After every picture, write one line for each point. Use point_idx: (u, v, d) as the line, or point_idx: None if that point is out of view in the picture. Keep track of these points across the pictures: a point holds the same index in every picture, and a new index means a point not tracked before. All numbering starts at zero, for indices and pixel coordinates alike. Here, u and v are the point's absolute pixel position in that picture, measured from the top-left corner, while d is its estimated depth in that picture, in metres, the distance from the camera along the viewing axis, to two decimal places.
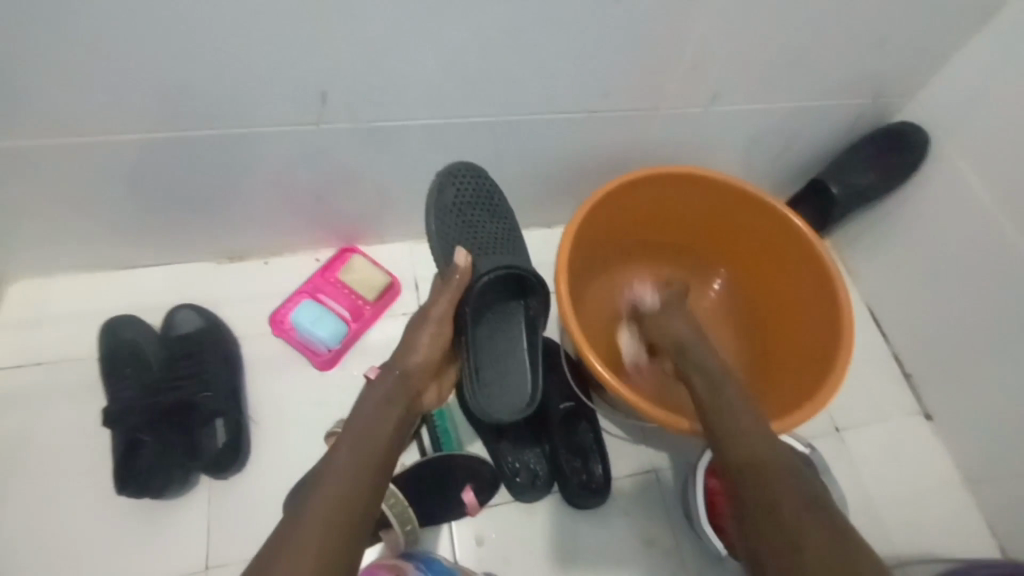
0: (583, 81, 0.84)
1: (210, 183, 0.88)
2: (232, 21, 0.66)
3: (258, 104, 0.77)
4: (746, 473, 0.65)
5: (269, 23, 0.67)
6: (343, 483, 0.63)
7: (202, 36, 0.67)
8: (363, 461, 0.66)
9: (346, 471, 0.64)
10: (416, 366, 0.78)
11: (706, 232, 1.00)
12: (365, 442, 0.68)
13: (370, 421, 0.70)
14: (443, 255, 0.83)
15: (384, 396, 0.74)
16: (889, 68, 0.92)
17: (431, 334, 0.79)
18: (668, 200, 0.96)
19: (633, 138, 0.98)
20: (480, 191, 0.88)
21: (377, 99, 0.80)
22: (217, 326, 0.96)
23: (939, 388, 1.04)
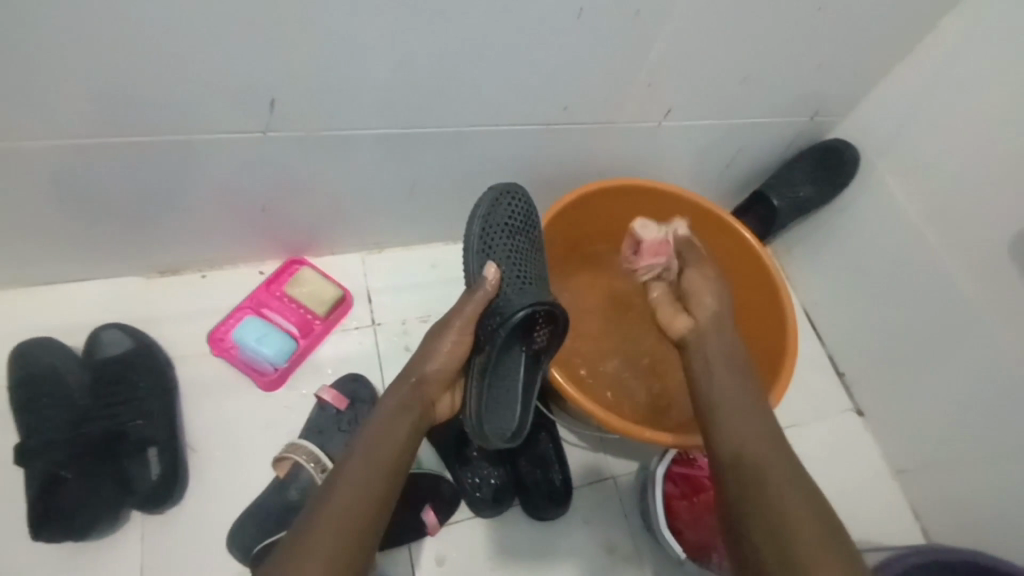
0: (542, 94, 0.84)
1: (139, 193, 0.81)
2: (170, 24, 0.61)
3: (200, 110, 0.71)
4: (771, 499, 0.61)
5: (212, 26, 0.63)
6: (356, 492, 0.61)
7: (135, 37, 0.61)
8: (375, 470, 0.64)
9: (361, 477, 0.63)
10: (431, 374, 0.73)
11: None
12: (378, 451, 0.65)
13: (384, 430, 0.67)
14: (474, 261, 0.77)
15: (401, 404, 0.70)
16: (825, 90, 0.98)
17: (453, 343, 0.74)
18: (624, 211, 0.98)
19: (589, 151, 0.99)
20: (528, 219, 0.83)
21: (333, 108, 0.77)
22: (150, 347, 0.89)
23: (870, 387, 1.11)
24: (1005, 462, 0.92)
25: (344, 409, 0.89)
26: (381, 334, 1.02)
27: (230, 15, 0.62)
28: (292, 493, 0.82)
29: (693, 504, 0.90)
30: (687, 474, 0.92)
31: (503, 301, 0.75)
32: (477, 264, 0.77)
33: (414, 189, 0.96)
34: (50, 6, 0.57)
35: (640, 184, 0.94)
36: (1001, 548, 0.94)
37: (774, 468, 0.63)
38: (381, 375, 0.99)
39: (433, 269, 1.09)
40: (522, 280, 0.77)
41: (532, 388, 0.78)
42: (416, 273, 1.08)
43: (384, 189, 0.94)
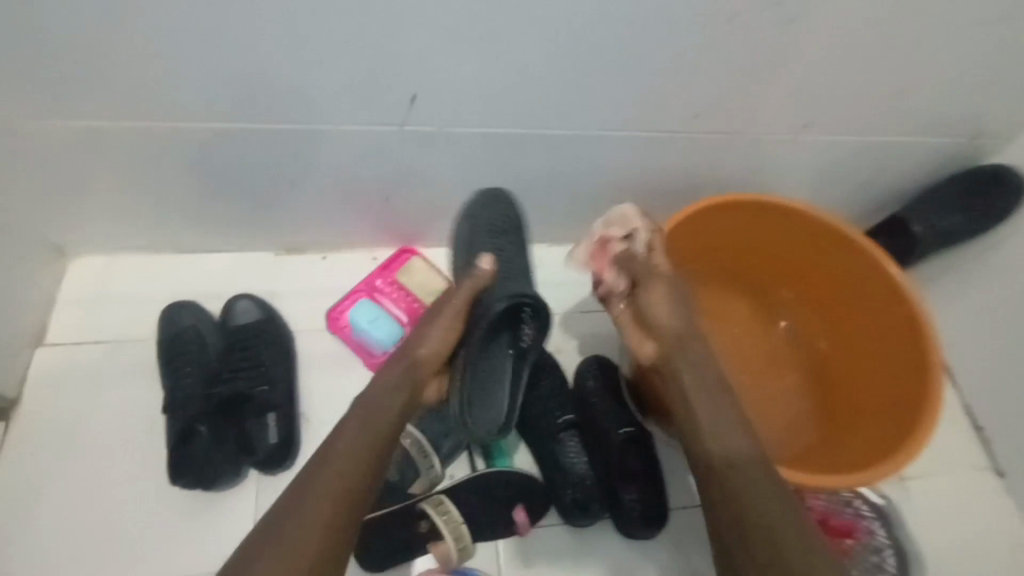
0: (675, 99, 0.82)
1: (281, 175, 0.87)
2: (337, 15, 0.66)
3: (348, 100, 0.76)
4: (750, 523, 0.65)
5: (373, 19, 0.66)
6: (345, 466, 0.66)
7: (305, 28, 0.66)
8: (361, 447, 0.68)
9: (350, 453, 0.67)
10: (423, 358, 0.75)
11: (782, 260, 0.98)
12: (374, 422, 0.70)
13: (376, 401, 0.72)
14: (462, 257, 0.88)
15: (390, 386, 0.73)
16: (992, 108, 0.88)
17: (441, 333, 0.77)
18: (753, 228, 0.94)
19: (713, 163, 0.95)
20: (516, 221, 0.89)
21: (466, 104, 0.78)
22: (275, 318, 0.95)
23: (1014, 446, 0.98)
24: None
25: None
26: None
27: (390, 8, 0.66)
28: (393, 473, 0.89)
29: None
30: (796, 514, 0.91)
31: (489, 297, 0.79)
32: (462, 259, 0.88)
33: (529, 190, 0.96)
34: None
35: (763, 203, 0.90)
36: None
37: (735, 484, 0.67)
38: None
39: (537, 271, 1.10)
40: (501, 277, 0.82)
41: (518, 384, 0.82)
42: None
43: (499, 188, 0.95)
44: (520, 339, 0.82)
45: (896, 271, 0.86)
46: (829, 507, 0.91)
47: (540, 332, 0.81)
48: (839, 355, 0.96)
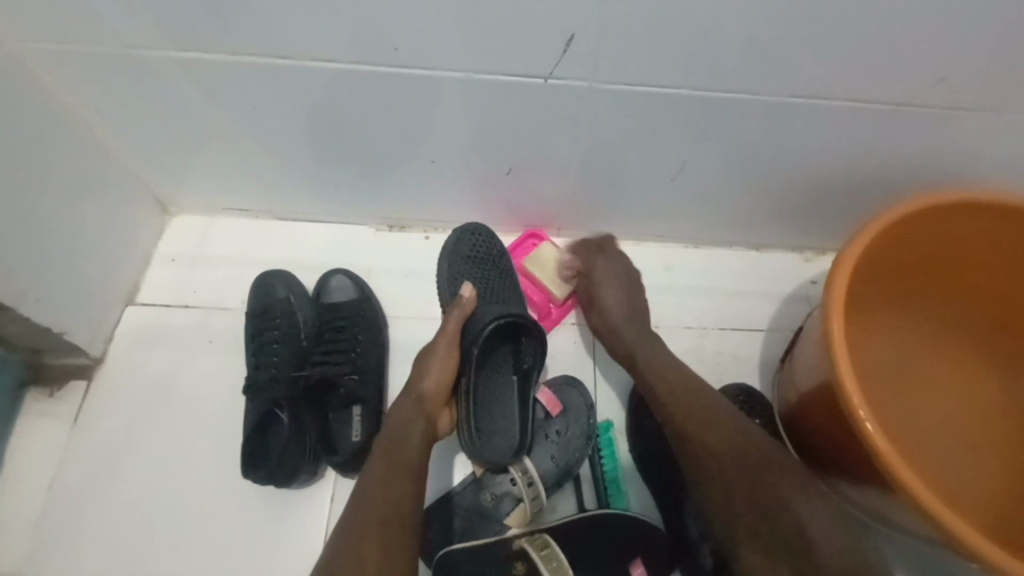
0: (911, 58, 0.61)
1: (394, 135, 0.75)
2: None
3: (494, 39, 0.61)
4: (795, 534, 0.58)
5: None
6: (394, 471, 0.62)
7: None
8: (398, 465, 0.62)
9: (389, 475, 0.61)
10: (430, 391, 0.70)
11: (999, 274, 0.71)
12: (396, 449, 0.64)
13: (395, 431, 0.66)
14: (446, 290, 0.81)
15: (400, 416, 0.68)
16: None
17: (440, 359, 0.72)
18: (991, 237, 0.68)
19: (930, 152, 0.73)
20: (493, 251, 0.84)
21: (637, 51, 0.62)
22: (371, 300, 0.84)
23: None
24: None
25: (553, 413, 0.78)
26: None
27: None
28: (486, 496, 0.75)
29: None
30: None
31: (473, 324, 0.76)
32: (449, 291, 0.81)
33: (680, 172, 0.79)
34: None
35: (1003, 204, 0.63)
36: None
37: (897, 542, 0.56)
38: (596, 384, 0.85)
39: (669, 272, 0.93)
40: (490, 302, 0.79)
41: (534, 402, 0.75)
42: (650, 275, 0.93)
43: (644, 168, 0.79)
44: (520, 360, 0.76)
45: None
46: None
47: (540, 353, 0.74)
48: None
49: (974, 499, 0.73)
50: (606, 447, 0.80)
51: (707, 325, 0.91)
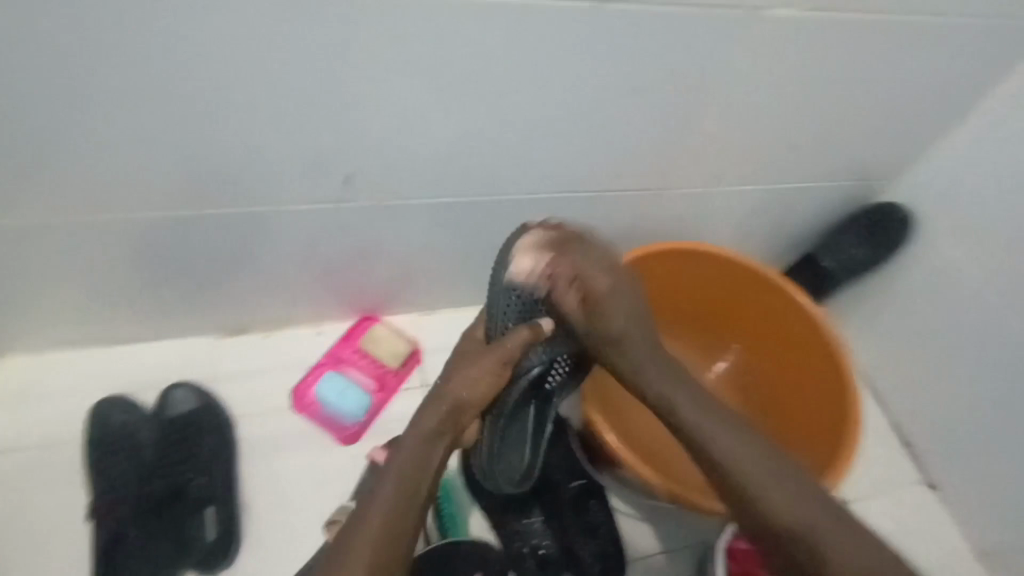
0: (597, 163, 0.86)
1: (214, 259, 0.87)
2: (255, 106, 0.69)
3: (282, 180, 0.78)
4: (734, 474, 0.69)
5: (292, 107, 0.70)
6: (398, 496, 0.67)
7: (227, 120, 0.69)
8: (412, 480, 0.69)
9: (395, 493, 0.67)
10: (467, 401, 0.72)
11: (708, 303, 1.03)
12: (411, 469, 0.69)
13: (417, 452, 0.70)
14: (498, 298, 0.74)
15: (424, 432, 0.71)
16: (877, 156, 0.96)
17: (479, 375, 0.72)
18: (690, 276, 1.00)
19: (642, 219, 0.99)
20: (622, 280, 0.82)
21: (404, 176, 0.81)
22: (212, 406, 0.92)
23: (941, 461, 1.04)
24: None
25: None
26: None
27: (307, 101, 0.69)
28: None
29: None
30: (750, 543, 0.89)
31: (538, 351, 0.77)
32: (504, 304, 0.74)
33: (470, 254, 0.98)
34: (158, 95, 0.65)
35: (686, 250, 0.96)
36: None
37: (824, 544, 0.64)
38: None
39: None
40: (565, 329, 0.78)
41: (537, 433, 0.84)
42: None
43: (440, 254, 0.96)
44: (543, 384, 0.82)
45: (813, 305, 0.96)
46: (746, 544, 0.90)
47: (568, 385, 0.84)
48: (774, 389, 1.02)
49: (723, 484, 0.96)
50: (442, 489, 0.95)
51: None
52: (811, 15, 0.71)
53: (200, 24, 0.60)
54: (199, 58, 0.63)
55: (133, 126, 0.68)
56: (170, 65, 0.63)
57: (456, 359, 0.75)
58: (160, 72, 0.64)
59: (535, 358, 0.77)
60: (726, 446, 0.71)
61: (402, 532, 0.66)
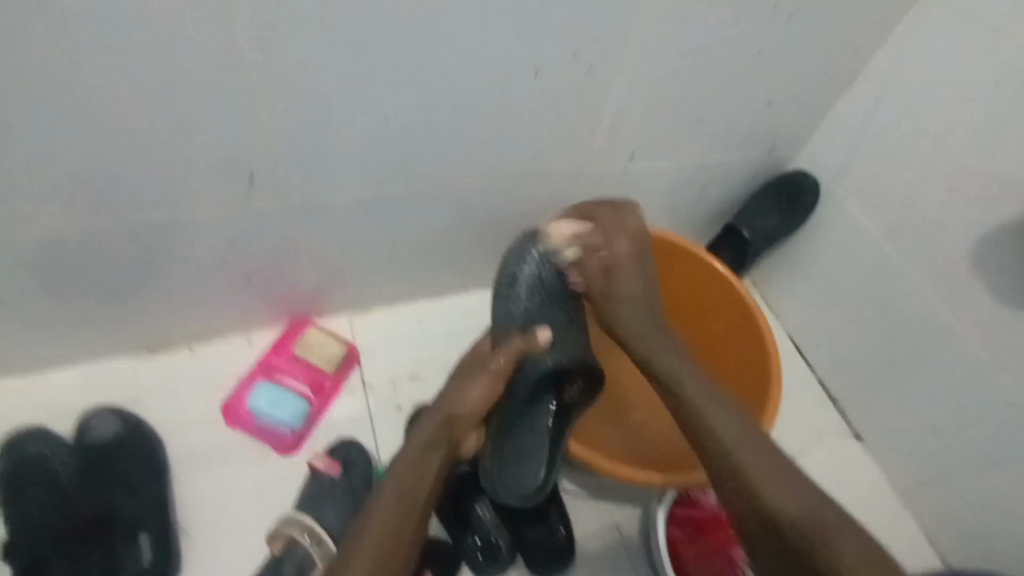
0: (507, 151, 0.87)
1: (122, 277, 0.84)
2: (134, 121, 0.66)
3: (181, 193, 0.75)
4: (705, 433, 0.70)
5: (174, 118, 0.67)
6: (400, 506, 0.67)
7: (107, 138, 0.66)
8: (411, 495, 0.68)
9: (393, 506, 0.66)
10: (464, 415, 0.75)
11: None
12: (411, 479, 0.69)
13: (415, 461, 0.71)
14: (501, 308, 0.81)
15: (426, 440, 0.72)
16: (780, 124, 1.00)
17: (484, 387, 0.75)
18: None
19: (563, 202, 1.01)
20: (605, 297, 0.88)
21: (307, 177, 0.80)
22: (138, 427, 0.90)
23: (862, 410, 1.10)
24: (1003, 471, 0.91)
25: (338, 476, 0.91)
26: (374, 397, 1.02)
27: (189, 110, 0.67)
28: (287, 568, 0.82)
29: (697, 549, 0.93)
30: (689, 514, 0.95)
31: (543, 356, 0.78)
32: (505, 312, 0.81)
33: (395, 250, 0.98)
34: (21, 116, 0.62)
35: None
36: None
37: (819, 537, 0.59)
38: (374, 438, 0.99)
39: (421, 324, 1.10)
40: (563, 341, 0.81)
41: (552, 449, 0.84)
42: (403, 330, 1.09)
43: (364, 251, 0.96)
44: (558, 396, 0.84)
45: (737, 280, 0.98)
46: (687, 511, 0.95)
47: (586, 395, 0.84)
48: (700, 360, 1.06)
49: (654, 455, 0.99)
50: None
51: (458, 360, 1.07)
52: None
53: (37, 44, 0.56)
54: (53, 72, 0.60)
55: (2, 150, 0.64)
56: (25, 82, 0.60)
57: (458, 372, 0.78)
58: (6, 97, 0.60)
59: (545, 361, 0.78)
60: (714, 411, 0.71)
61: (403, 544, 0.64)
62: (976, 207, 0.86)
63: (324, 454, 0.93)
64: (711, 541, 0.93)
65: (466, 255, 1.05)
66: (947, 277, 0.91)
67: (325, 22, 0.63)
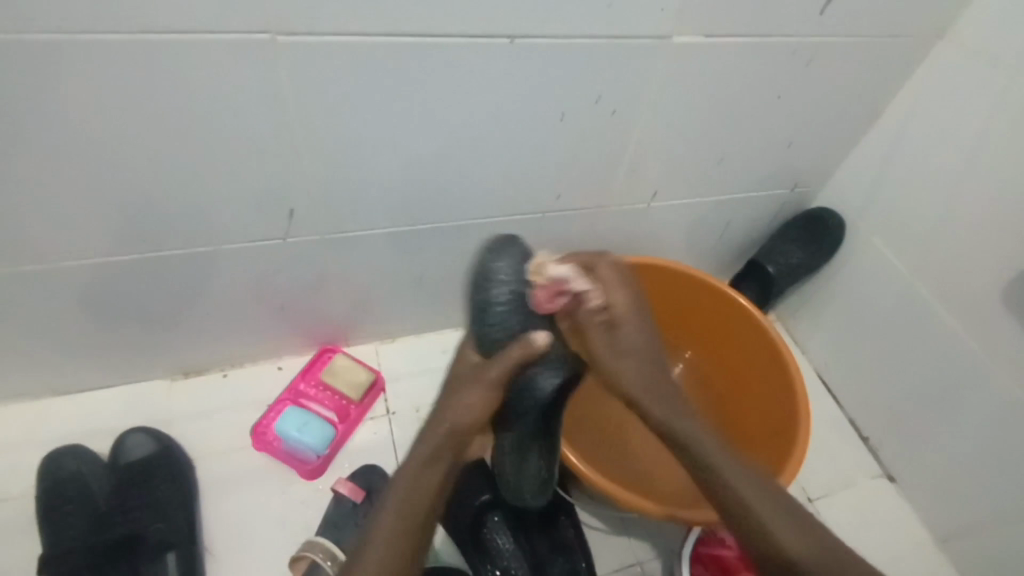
0: (534, 187, 0.90)
1: (165, 303, 0.89)
2: (188, 157, 0.71)
3: (225, 224, 0.80)
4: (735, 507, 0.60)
5: (225, 154, 0.72)
6: (397, 533, 0.60)
7: (163, 173, 0.72)
8: (412, 525, 0.62)
9: (390, 534, 0.60)
10: (462, 425, 0.64)
11: (663, 313, 1.07)
12: (414, 501, 0.62)
13: (413, 480, 0.62)
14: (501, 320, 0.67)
15: (426, 455, 0.63)
16: (802, 163, 1.01)
17: (482, 397, 0.65)
18: (638, 289, 1.03)
19: (587, 236, 1.03)
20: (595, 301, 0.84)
21: (343, 210, 0.84)
22: (171, 447, 0.93)
23: (895, 451, 1.07)
24: None
25: (360, 501, 0.91)
26: (397, 423, 1.03)
27: (239, 148, 0.72)
28: None
29: None
30: (714, 554, 0.92)
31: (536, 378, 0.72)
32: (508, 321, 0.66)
33: (424, 279, 1.01)
34: (88, 154, 0.67)
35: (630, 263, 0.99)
36: None
37: None
38: (396, 465, 1.00)
39: (446, 353, 1.12)
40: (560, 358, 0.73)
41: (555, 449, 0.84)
42: (428, 358, 1.11)
43: (394, 281, 0.99)
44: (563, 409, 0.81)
45: (762, 314, 0.98)
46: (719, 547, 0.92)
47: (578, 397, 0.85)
48: (725, 394, 1.06)
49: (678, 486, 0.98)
50: None
51: None
52: (705, 40, 0.76)
53: (109, 89, 0.62)
54: (119, 115, 0.65)
55: (69, 185, 0.70)
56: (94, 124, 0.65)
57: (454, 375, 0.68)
58: (76, 137, 0.65)
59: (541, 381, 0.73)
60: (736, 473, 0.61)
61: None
62: (1004, 246, 0.85)
63: (347, 479, 0.93)
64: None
65: None
66: (977, 315, 0.90)
67: (368, 67, 0.68)
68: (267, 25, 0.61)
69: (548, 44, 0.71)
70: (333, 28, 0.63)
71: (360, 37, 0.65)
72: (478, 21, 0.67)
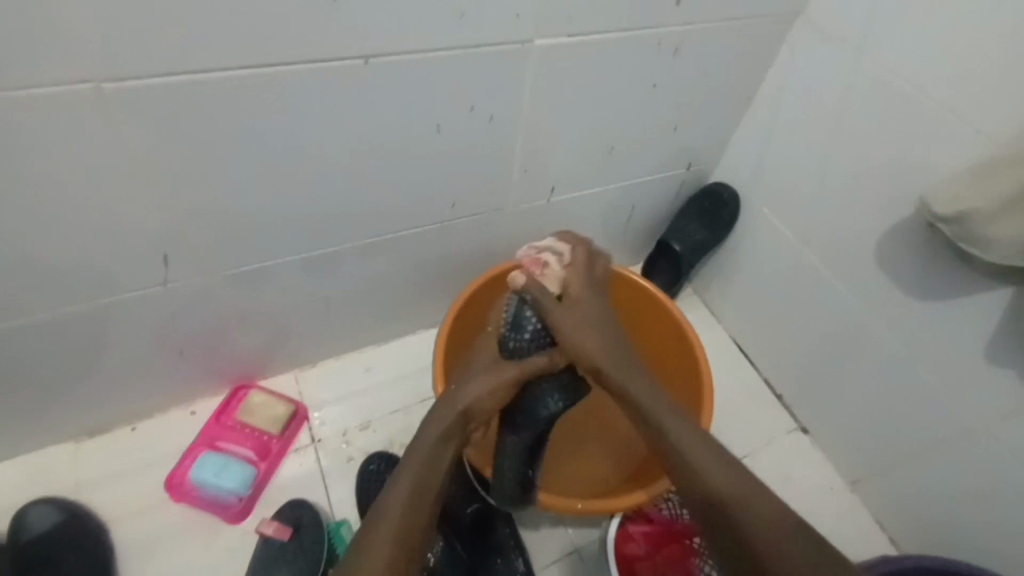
0: (429, 199, 0.89)
1: (47, 369, 0.83)
2: (36, 220, 0.66)
3: (97, 281, 0.75)
4: (702, 490, 0.66)
5: (78, 211, 0.67)
6: (413, 496, 0.68)
7: (10, 239, 0.67)
8: (424, 490, 0.69)
9: (407, 493, 0.68)
10: (476, 405, 0.77)
11: None
12: (429, 469, 0.71)
13: (434, 446, 0.73)
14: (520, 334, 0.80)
15: (447, 425, 0.75)
16: (692, 144, 1.04)
17: (496, 380, 0.78)
18: None
19: (494, 239, 1.03)
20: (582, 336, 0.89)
21: (224, 248, 0.80)
22: (81, 515, 0.89)
23: (806, 406, 1.13)
24: (930, 456, 0.94)
25: (287, 538, 0.90)
26: (323, 451, 1.01)
27: (93, 202, 0.67)
28: None
29: (655, 565, 0.96)
30: (642, 530, 0.97)
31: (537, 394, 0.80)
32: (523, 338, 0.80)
33: (332, 303, 0.99)
34: None
35: None
36: (965, 549, 0.94)
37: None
38: (327, 492, 0.98)
39: (369, 371, 1.10)
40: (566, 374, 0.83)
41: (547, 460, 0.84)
42: (352, 379, 1.09)
43: (299, 308, 0.96)
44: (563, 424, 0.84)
45: (667, 298, 1.01)
46: (649, 520, 0.99)
47: None
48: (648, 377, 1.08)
49: (606, 474, 1.01)
50: (339, 546, 0.93)
51: (408, 405, 1.07)
52: (567, 41, 0.76)
53: None
54: None
55: None
56: None
57: (482, 373, 0.79)
58: None
59: (541, 399, 0.79)
60: (713, 465, 0.67)
61: (415, 547, 0.65)
62: (873, 209, 0.90)
63: (272, 519, 0.92)
64: (677, 545, 0.98)
65: (407, 298, 1.06)
66: (859, 276, 0.95)
67: (216, 103, 0.64)
68: (82, 73, 0.57)
69: (404, 62, 0.70)
70: (162, 69, 0.60)
71: (198, 75, 0.61)
72: (326, 46, 0.64)
